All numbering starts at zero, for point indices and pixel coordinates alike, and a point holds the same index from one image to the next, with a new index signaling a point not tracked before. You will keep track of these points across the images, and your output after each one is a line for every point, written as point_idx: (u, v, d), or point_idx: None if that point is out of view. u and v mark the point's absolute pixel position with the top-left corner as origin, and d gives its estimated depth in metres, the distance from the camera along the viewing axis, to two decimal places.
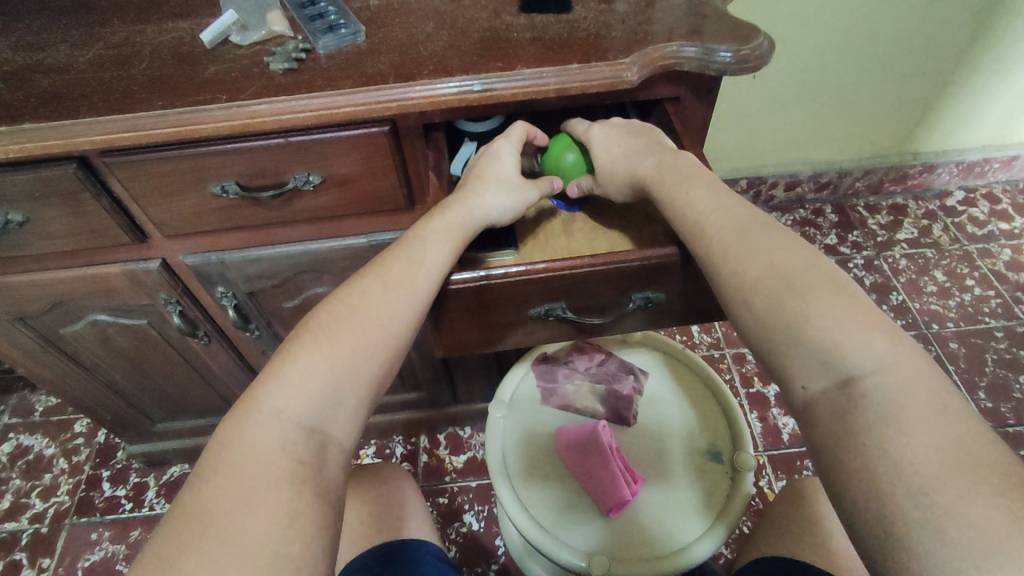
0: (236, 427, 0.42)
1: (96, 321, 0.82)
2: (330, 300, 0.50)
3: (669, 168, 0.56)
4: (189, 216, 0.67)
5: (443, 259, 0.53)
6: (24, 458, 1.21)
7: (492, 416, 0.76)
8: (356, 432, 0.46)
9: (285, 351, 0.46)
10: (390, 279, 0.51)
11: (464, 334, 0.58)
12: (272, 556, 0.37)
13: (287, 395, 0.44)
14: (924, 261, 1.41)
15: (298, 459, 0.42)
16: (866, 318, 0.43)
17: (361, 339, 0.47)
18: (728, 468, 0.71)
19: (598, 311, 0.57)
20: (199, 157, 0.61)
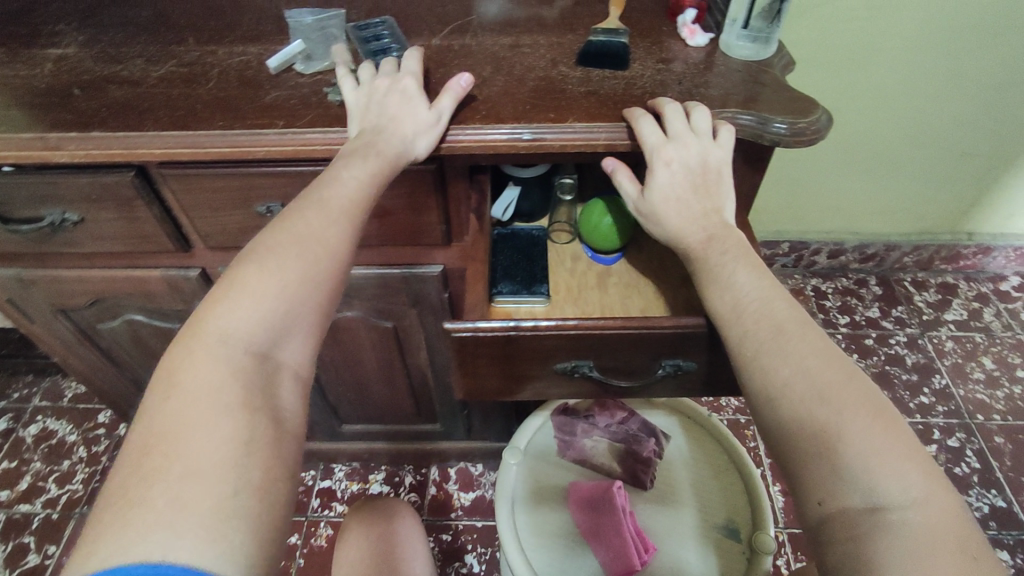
0: (181, 355, 0.41)
1: (131, 320, 0.84)
2: (272, 225, 0.48)
3: (714, 245, 0.52)
4: (232, 231, 0.69)
5: (362, 189, 0.51)
6: (47, 442, 1.24)
7: (506, 463, 0.74)
8: (310, 355, 0.45)
9: (228, 282, 0.44)
10: (329, 211, 0.48)
11: (487, 381, 0.57)
12: (237, 479, 0.37)
13: (236, 319, 0.42)
14: (971, 346, 1.34)
15: (250, 382, 0.41)
16: (903, 447, 0.39)
17: (310, 262, 0.45)
18: (745, 548, 0.67)
19: (627, 374, 0.56)
20: (250, 177, 0.62)
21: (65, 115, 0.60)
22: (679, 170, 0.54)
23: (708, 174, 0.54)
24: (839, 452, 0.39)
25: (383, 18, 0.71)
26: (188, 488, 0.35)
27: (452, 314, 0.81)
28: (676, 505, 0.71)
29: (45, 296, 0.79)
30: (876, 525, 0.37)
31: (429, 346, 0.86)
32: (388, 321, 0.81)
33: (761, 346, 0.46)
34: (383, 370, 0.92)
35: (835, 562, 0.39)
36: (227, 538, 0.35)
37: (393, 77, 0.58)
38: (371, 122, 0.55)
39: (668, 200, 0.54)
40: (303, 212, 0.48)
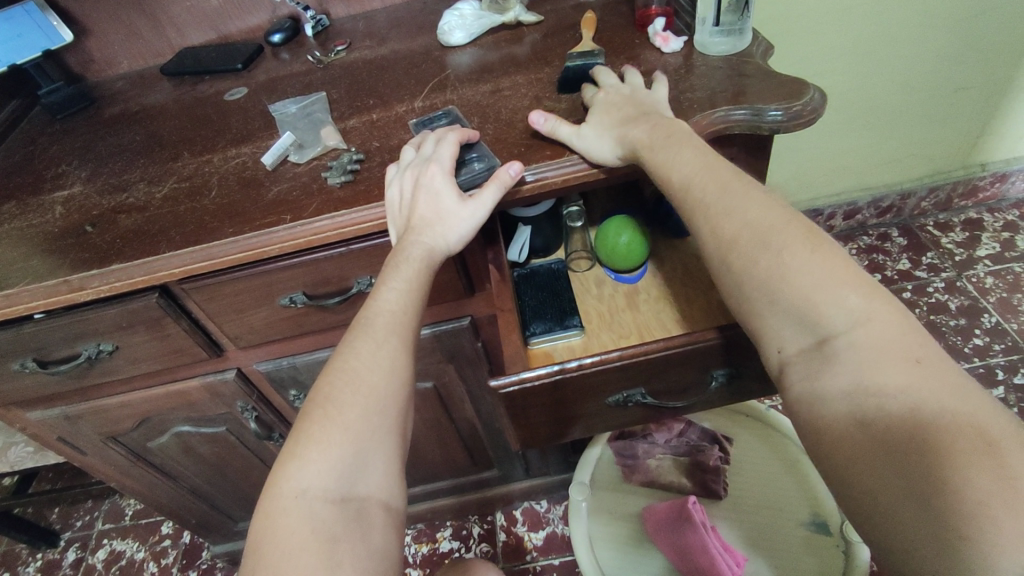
0: (264, 519, 0.41)
1: (179, 432, 0.84)
2: (331, 358, 0.47)
3: (659, 130, 0.52)
4: (260, 328, 0.69)
5: (407, 301, 0.50)
6: (117, 564, 1.25)
7: (574, 500, 0.72)
8: (395, 486, 0.43)
9: (299, 430, 0.43)
10: (380, 335, 0.47)
11: (542, 427, 0.57)
12: None
13: (308, 472, 0.41)
14: (1013, 277, 1.31)
15: (333, 535, 0.40)
16: (844, 271, 0.40)
17: (369, 393, 0.44)
18: (838, 538, 0.65)
19: (679, 393, 0.55)
20: (268, 273, 0.63)
21: (83, 254, 0.61)
22: (615, 97, 0.58)
23: (644, 98, 0.58)
24: (834, 349, 0.39)
25: (447, 110, 0.66)
26: None
27: (488, 361, 0.80)
28: (763, 510, 0.69)
29: (94, 426, 0.80)
30: (874, 390, 0.36)
31: (472, 396, 0.86)
32: (426, 381, 0.82)
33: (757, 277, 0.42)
34: (431, 428, 0.92)
35: (800, 405, 0.41)
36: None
37: (428, 160, 0.56)
38: (407, 219, 0.54)
39: (605, 116, 0.57)
40: (357, 341, 0.47)
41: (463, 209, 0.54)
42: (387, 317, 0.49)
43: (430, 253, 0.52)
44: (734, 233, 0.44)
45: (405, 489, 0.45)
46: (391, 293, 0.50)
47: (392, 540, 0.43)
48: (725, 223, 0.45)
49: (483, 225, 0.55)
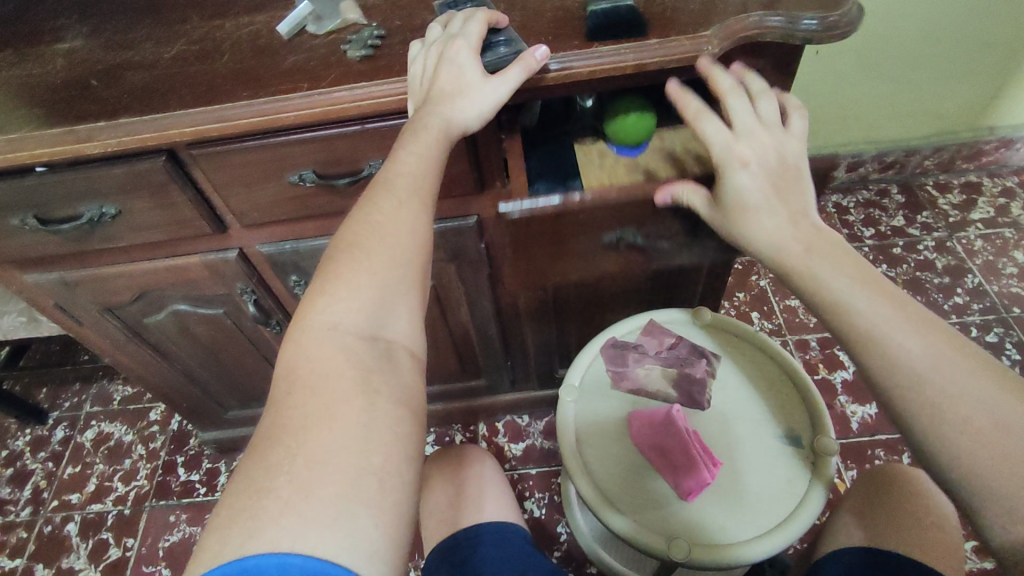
0: (292, 351, 0.41)
1: (176, 310, 0.85)
2: (354, 212, 0.47)
3: (820, 250, 0.48)
4: (267, 205, 0.69)
5: (428, 162, 0.50)
6: (105, 445, 1.28)
7: (563, 400, 0.76)
8: (417, 336, 0.45)
9: (324, 273, 0.44)
10: (402, 192, 0.48)
11: (544, 256, 0.68)
12: (359, 466, 0.36)
13: (336, 307, 0.42)
14: (1002, 242, 1.33)
15: (362, 366, 0.41)
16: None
17: (395, 241, 0.45)
18: (808, 453, 0.69)
19: (664, 235, 0.66)
20: (280, 146, 0.62)
21: (89, 106, 0.60)
22: (758, 172, 0.50)
23: (788, 170, 0.51)
24: None
25: None
26: (318, 479, 0.34)
27: (489, 265, 0.81)
28: (739, 415, 0.73)
29: (91, 296, 0.81)
30: None
31: (469, 300, 0.87)
32: (426, 279, 0.83)
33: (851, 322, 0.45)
34: (426, 329, 0.94)
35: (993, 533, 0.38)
36: (357, 530, 0.34)
37: (454, 36, 0.54)
38: (428, 90, 0.53)
39: (752, 207, 0.51)
40: (379, 194, 0.48)
41: (485, 86, 0.53)
42: (409, 177, 0.49)
43: (446, 125, 0.52)
44: (781, 238, 0.49)
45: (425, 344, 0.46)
46: (410, 156, 0.50)
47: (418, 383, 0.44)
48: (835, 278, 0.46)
49: (502, 104, 0.54)
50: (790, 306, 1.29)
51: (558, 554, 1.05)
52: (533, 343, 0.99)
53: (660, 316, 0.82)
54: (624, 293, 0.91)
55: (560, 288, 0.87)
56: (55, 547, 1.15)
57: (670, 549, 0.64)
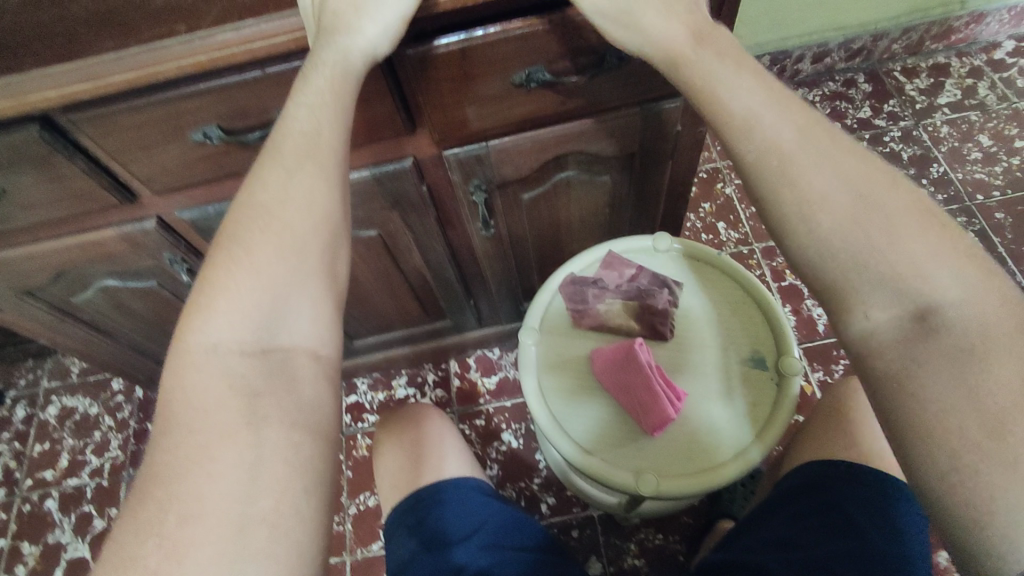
0: (173, 377, 0.43)
1: (105, 287, 0.79)
2: (233, 204, 0.47)
3: (707, 46, 0.46)
4: (175, 168, 0.62)
5: (323, 128, 0.47)
6: (72, 419, 1.25)
7: (524, 344, 0.74)
8: (322, 333, 0.46)
9: (205, 278, 0.44)
10: (290, 162, 0.46)
11: (455, 111, 0.61)
12: (240, 516, 0.39)
13: (214, 325, 0.43)
14: (967, 126, 1.30)
15: (248, 384, 0.42)
16: (952, 246, 0.39)
17: (281, 238, 0.45)
18: (773, 374, 0.70)
19: (575, 71, 0.58)
20: (170, 103, 0.54)
21: None
22: None
23: None
24: (940, 323, 0.37)
25: None
26: (194, 536, 0.38)
27: (434, 207, 0.76)
28: (703, 344, 0.72)
29: (5, 281, 0.74)
30: (974, 373, 0.36)
31: (419, 246, 0.83)
32: (370, 230, 0.77)
33: (865, 241, 0.39)
34: (379, 278, 0.89)
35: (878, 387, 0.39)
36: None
37: None
38: (319, 21, 0.48)
39: None
40: (265, 170, 0.46)
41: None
42: (296, 141, 0.47)
43: (346, 59, 0.47)
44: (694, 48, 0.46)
45: (337, 338, 0.47)
46: (299, 109, 0.47)
47: (324, 388, 0.45)
48: (778, 121, 0.43)
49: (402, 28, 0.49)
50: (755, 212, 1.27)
51: (538, 481, 1.09)
52: (494, 281, 0.95)
53: (619, 247, 0.79)
54: (583, 222, 0.87)
55: (515, 223, 0.83)
56: (38, 524, 1.15)
57: (640, 487, 0.65)
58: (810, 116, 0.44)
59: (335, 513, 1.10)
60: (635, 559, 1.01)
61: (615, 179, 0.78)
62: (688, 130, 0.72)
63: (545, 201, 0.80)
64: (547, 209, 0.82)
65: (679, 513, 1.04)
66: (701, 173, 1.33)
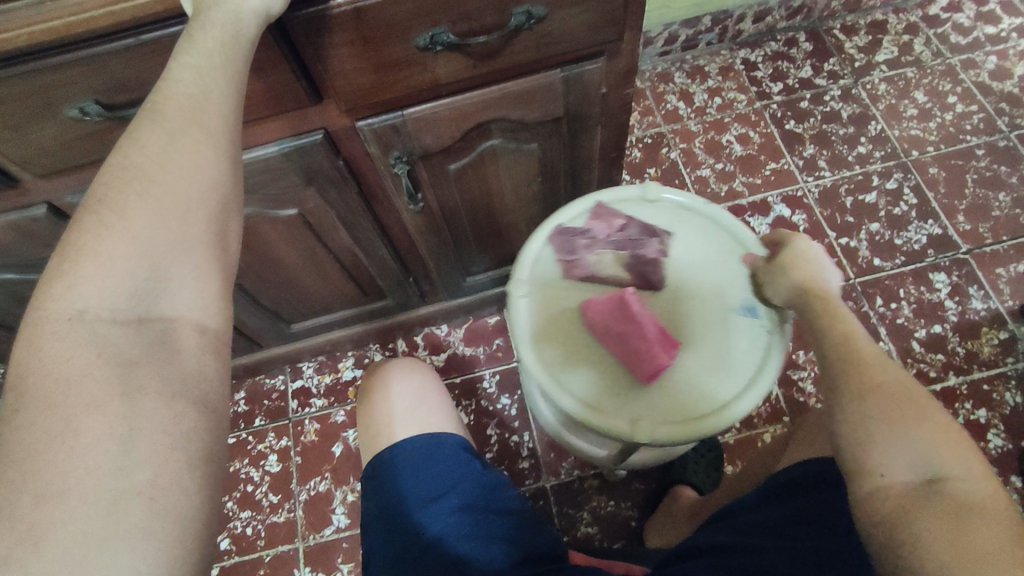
0: (30, 350, 0.38)
1: (4, 281, 0.73)
2: (110, 158, 0.42)
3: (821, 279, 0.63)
4: (55, 149, 0.57)
5: (208, 86, 0.43)
6: None
7: (514, 296, 0.72)
8: (208, 302, 0.43)
9: (68, 242, 0.40)
10: (172, 122, 0.42)
11: (360, 79, 0.57)
12: (114, 494, 0.35)
13: (78, 293, 0.39)
14: (904, 83, 1.31)
15: (122, 356, 0.39)
16: (968, 452, 0.49)
17: (160, 201, 0.40)
18: (766, 322, 0.69)
19: (482, 32, 0.55)
20: (34, 77, 0.49)
21: None
22: None
23: None
24: (944, 490, 0.47)
25: None
26: (53, 518, 0.33)
27: (355, 181, 0.72)
28: (699, 290, 0.71)
29: None
30: (966, 521, 0.45)
31: (345, 223, 0.79)
32: (289, 209, 0.74)
33: (897, 432, 0.50)
34: (308, 259, 0.86)
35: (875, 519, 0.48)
36: (112, 565, 0.33)
37: None
38: None
39: None
40: (142, 127, 0.42)
41: None
42: (178, 102, 0.42)
43: (233, 21, 0.44)
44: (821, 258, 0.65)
45: (226, 311, 0.44)
46: (184, 71, 0.42)
47: (210, 360, 0.43)
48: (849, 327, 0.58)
49: None
50: (700, 176, 1.26)
51: (490, 456, 1.08)
52: (430, 256, 0.93)
53: (605, 197, 0.78)
54: (516, 193, 0.84)
55: (443, 195, 0.80)
56: None
57: (633, 433, 0.65)
58: (873, 347, 0.57)
59: (285, 501, 1.08)
60: (587, 526, 1.02)
61: (544, 146, 0.76)
62: (615, 91, 0.70)
63: (473, 171, 0.77)
64: (475, 179, 0.79)
65: (630, 480, 1.04)
66: (646, 138, 1.31)
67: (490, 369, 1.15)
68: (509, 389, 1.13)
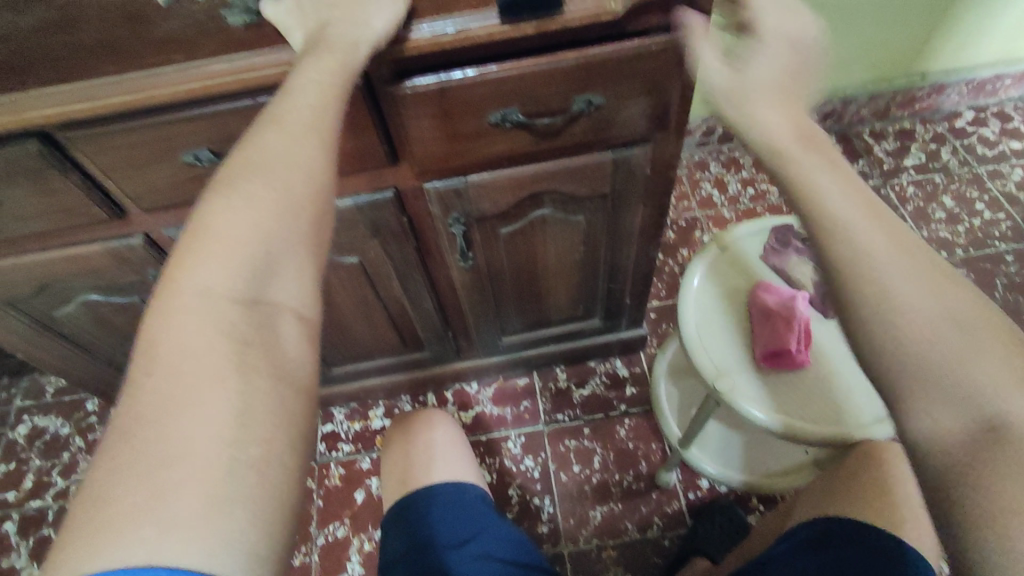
0: (160, 315, 0.43)
1: (87, 301, 0.80)
2: (231, 157, 0.49)
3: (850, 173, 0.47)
4: (164, 187, 0.65)
5: (315, 100, 0.49)
6: (41, 439, 1.24)
7: (709, 245, 0.84)
8: (304, 291, 0.48)
9: (199, 223, 0.46)
10: (292, 131, 0.48)
11: (435, 147, 0.65)
12: (232, 457, 0.40)
13: (206, 272, 0.44)
14: (932, 187, 1.37)
15: (237, 329, 0.44)
16: None
17: (279, 201, 0.47)
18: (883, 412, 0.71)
19: (547, 113, 0.62)
20: (164, 125, 0.57)
21: None
22: None
23: None
24: None
25: None
26: (178, 478, 0.38)
27: (415, 236, 0.79)
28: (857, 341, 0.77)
29: None
30: None
31: (399, 275, 0.86)
32: (351, 257, 0.80)
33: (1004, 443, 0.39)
34: (359, 306, 0.92)
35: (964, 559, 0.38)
36: (230, 523, 0.38)
37: None
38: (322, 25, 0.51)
39: None
40: (267, 132, 0.48)
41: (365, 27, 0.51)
42: (297, 111, 0.49)
43: (348, 52, 0.50)
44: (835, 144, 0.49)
45: (318, 302, 0.50)
46: (308, 85, 0.49)
47: (301, 344, 0.48)
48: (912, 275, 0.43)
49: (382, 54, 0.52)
50: None
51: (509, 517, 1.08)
52: (471, 313, 0.98)
53: None
54: (559, 260, 0.90)
55: (493, 256, 0.86)
56: None
57: (714, 375, 0.74)
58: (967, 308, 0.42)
59: (302, 544, 1.09)
60: None
61: (589, 219, 0.82)
62: (658, 175, 0.76)
63: (523, 237, 0.84)
64: (523, 244, 0.85)
65: (650, 554, 1.03)
66: (681, 220, 1.38)
67: (516, 429, 1.16)
68: (533, 450, 1.14)
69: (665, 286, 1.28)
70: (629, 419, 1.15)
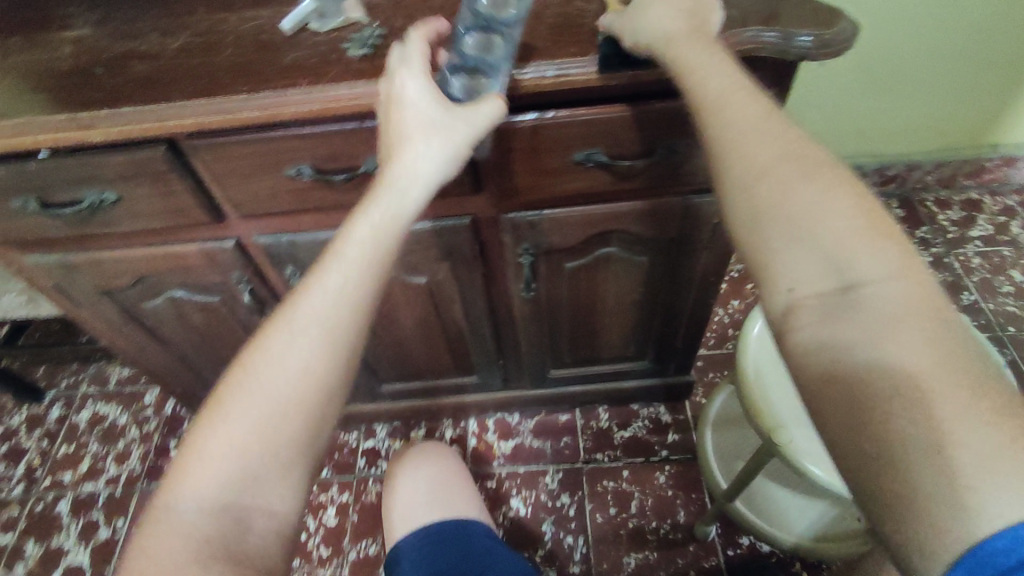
0: (148, 532, 0.46)
1: (173, 297, 0.86)
2: (238, 358, 0.50)
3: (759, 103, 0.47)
4: (264, 197, 0.70)
5: (326, 313, 0.48)
6: (100, 425, 1.30)
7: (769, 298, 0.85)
8: (288, 495, 0.47)
9: (189, 438, 0.47)
10: (287, 339, 0.48)
11: (518, 180, 0.68)
12: None
13: (185, 494, 0.46)
14: (999, 260, 1.34)
15: (206, 540, 0.45)
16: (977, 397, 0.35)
17: (260, 410, 0.47)
18: None
19: (629, 156, 0.66)
20: (277, 141, 0.63)
21: (95, 95, 0.60)
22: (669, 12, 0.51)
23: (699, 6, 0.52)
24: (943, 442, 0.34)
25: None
26: None
27: (483, 263, 0.82)
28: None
29: (91, 280, 0.82)
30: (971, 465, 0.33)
31: (461, 299, 0.89)
32: (420, 277, 0.84)
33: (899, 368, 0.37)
34: (418, 325, 0.95)
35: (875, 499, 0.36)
36: None
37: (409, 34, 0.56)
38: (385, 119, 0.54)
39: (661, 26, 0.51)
40: (267, 353, 0.48)
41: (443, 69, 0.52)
42: (292, 314, 0.49)
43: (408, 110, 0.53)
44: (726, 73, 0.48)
45: (305, 496, 0.49)
46: (309, 329, 0.48)
47: (278, 541, 0.48)
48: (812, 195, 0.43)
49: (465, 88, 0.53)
50: None
51: (541, 553, 1.07)
52: (524, 343, 1.00)
53: None
54: (617, 299, 0.92)
55: (554, 289, 0.88)
56: (47, 524, 1.19)
57: (774, 431, 0.74)
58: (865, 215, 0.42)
59: (334, 557, 1.10)
60: None
61: (653, 261, 0.84)
62: (727, 223, 0.78)
63: (586, 273, 0.86)
64: (585, 280, 0.87)
65: None
66: (734, 272, 1.38)
67: (555, 464, 1.16)
68: (570, 487, 1.14)
69: (715, 336, 1.28)
70: (670, 466, 1.14)
